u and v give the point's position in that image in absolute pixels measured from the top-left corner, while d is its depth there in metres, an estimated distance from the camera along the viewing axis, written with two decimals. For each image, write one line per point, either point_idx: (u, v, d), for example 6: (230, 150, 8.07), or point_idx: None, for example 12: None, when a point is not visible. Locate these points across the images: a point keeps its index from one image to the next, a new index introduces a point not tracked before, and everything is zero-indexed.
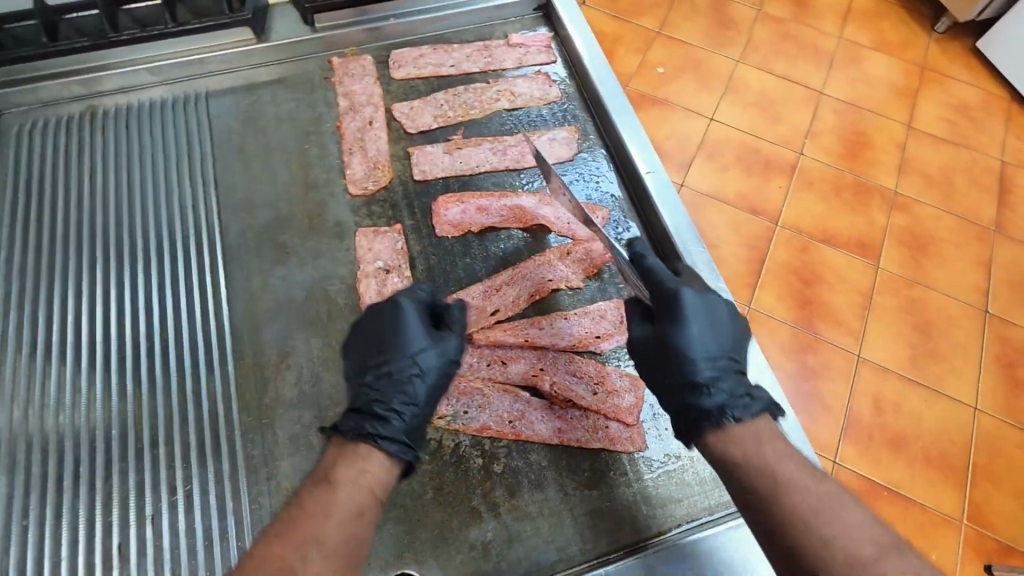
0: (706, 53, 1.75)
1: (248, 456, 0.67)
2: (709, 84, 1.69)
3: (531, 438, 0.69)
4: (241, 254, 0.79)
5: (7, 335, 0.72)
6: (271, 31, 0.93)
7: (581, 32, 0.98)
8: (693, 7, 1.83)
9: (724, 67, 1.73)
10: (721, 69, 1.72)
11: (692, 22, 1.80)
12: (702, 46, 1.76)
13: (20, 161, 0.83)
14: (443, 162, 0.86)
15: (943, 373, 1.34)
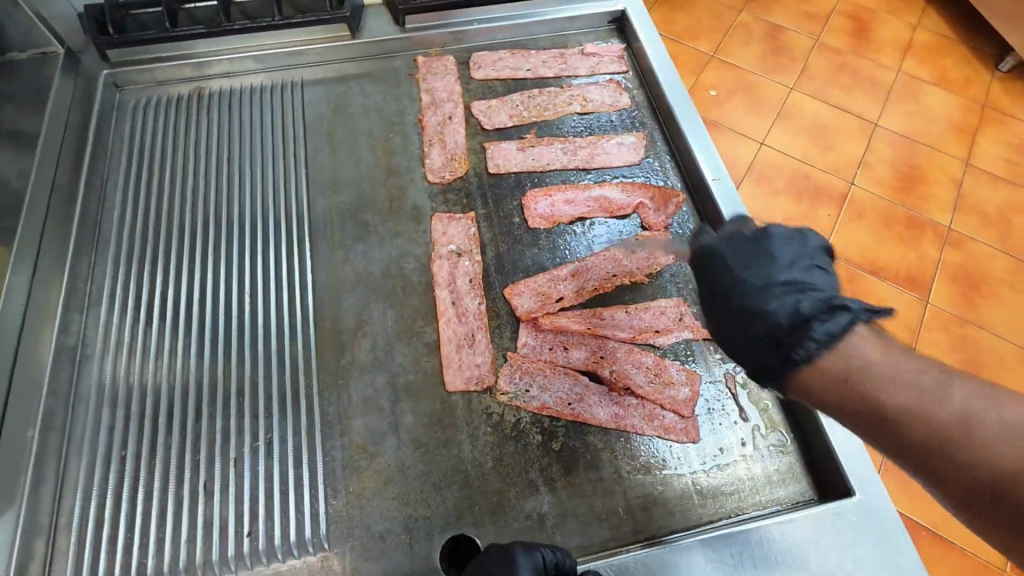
0: (761, 78, 1.77)
1: (325, 413, 0.72)
2: (762, 108, 1.71)
3: (589, 421, 0.72)
4: (327, 229, 0.85)
5: (116, 285, 0.79)
6: (364, 28, 1.00)
7: (653, 45, 1.02)
8: (750, 33, 1.86)
9: (779, 93, 1.75)
10: (776, 95, 1.74)
11: (748, 47, 1.83)
12: (758, 71, 1.78)
13: (135, 132, 0.91)
14: (517, 158, 0.91)
15: None
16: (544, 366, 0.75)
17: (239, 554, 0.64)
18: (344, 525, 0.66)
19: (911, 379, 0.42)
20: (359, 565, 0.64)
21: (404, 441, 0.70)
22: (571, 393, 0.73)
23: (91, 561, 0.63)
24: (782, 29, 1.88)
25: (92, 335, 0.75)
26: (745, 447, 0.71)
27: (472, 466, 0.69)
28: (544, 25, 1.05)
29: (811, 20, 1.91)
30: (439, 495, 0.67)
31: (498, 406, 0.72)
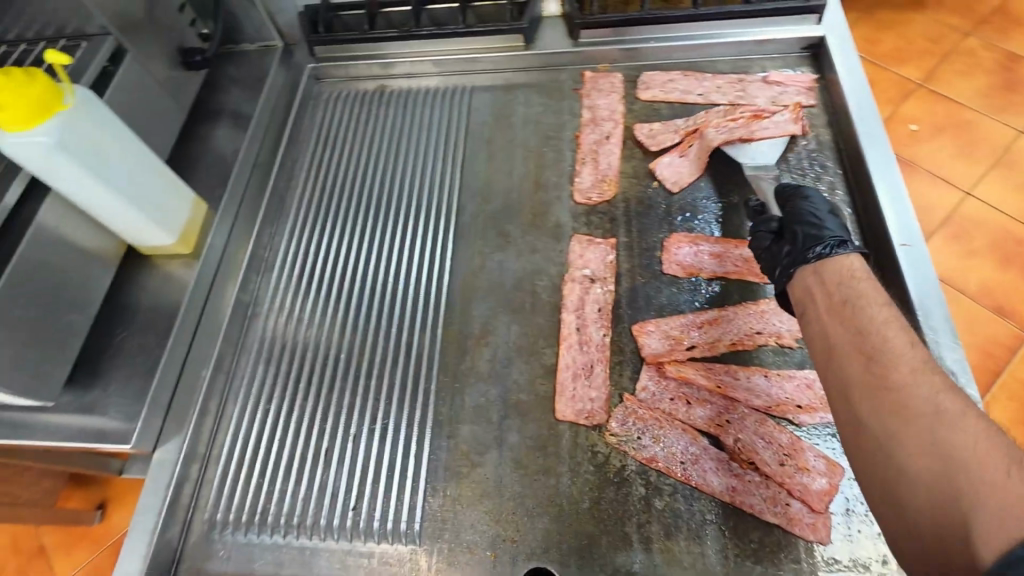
0: (979, 116, 1.49)
1: (439, 411, 0.75)
2: (976, 151, 1.44)
3: (700, 487, 0.66)
4: (470, 234, 0.88)
5: (288, 256, 0.90)
6: (538, 39, 1.02)
7: (852, 78, 0.90)
8: (974, 62, 1.57)
9: (1001, 135, 1.45)
10: (996, 137, 1.45)
11: (968, 78, 1.55)
12: (976, 107, 1.50)
13: (325, 121, 1.03)
14: (675, 165, 0.88)
15: None
16: (661, 416, 0.70)
17: (343, 526, 0.69)
18: (436, 525, 0.68)
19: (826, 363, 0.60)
20: (443, 568, 0.66)
21: (506, 457, 0.71)
22: (685, 452, 0.68)
23: (230, 496, 0.72)
24: (1019, 60, 1.56)
25: (263, 297, 0.86)
26: (885, 566, 0.61)
27: (568, 502, 0.67)
28: (726, 47, 0.98)
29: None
30: (530, 522, 0.67)
31: (604, 446, 0.70)
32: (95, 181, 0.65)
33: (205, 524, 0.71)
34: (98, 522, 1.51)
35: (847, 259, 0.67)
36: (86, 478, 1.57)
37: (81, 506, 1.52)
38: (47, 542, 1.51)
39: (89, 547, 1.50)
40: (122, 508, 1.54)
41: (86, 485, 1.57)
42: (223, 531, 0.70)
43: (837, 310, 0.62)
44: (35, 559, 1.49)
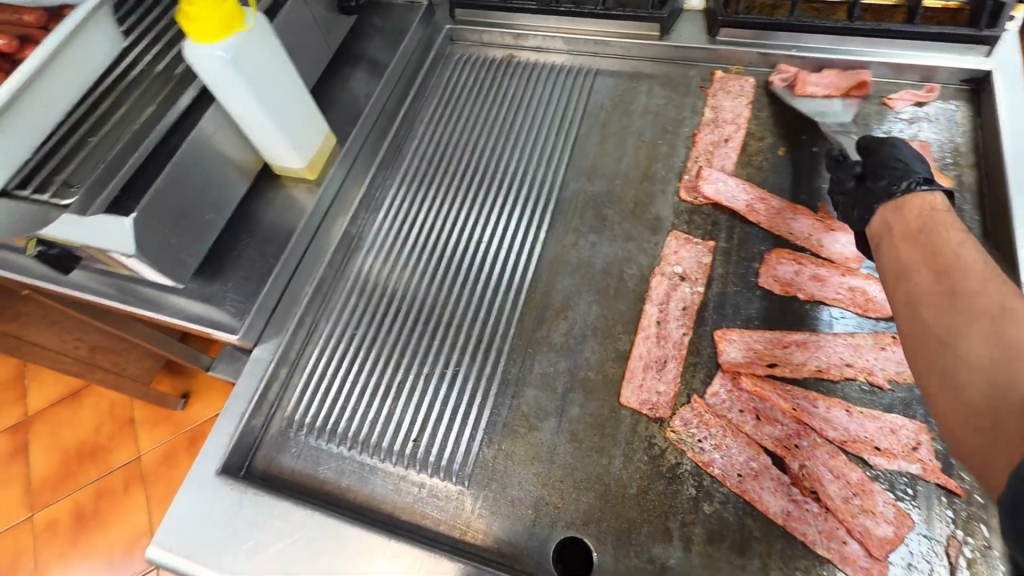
0: None
1: (507, 370, 0.78)
2: None
3: (754, 502, 0.65)
4: (568, 211, 0.90)
5: (397, 202, 0.96)
6: (674, 31, 1.01)
7: (1014, 117, 0.82)
8: None
9: None
10: None
11: None
12: None
13: (451, 83, 1.08)
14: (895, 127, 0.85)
15: None
16: (726, 424, 0.69)
17: (402, 452, 0.74)
18: (485, 474, 0.71)
19: None
20: (485, 514, 0.69)
21: (564, 428, 0.73)
22: (745, 465, 0.67)
23: (309, 403, 0.79)
24: None
25: (367, 235, 0.93)
26: None
27: (616, 483, 0.68)
28: (879, 66, 0.92)
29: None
30: (575, 493, 0.69)
31: (663, 440, 0.70)
32: (253, 100, 0.73)
33: (284, 422, 0.79)
34: (179, 408, 1.70)
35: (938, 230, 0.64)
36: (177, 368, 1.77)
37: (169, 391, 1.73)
38: (136, 416, 1.71)
39: (168, 430, 1.69)
40: (200, 402, 1.73)
41: (175, 374, 1.77)
42: (298, 432, 0.78)
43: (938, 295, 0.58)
44: (124, 428, 1.69)
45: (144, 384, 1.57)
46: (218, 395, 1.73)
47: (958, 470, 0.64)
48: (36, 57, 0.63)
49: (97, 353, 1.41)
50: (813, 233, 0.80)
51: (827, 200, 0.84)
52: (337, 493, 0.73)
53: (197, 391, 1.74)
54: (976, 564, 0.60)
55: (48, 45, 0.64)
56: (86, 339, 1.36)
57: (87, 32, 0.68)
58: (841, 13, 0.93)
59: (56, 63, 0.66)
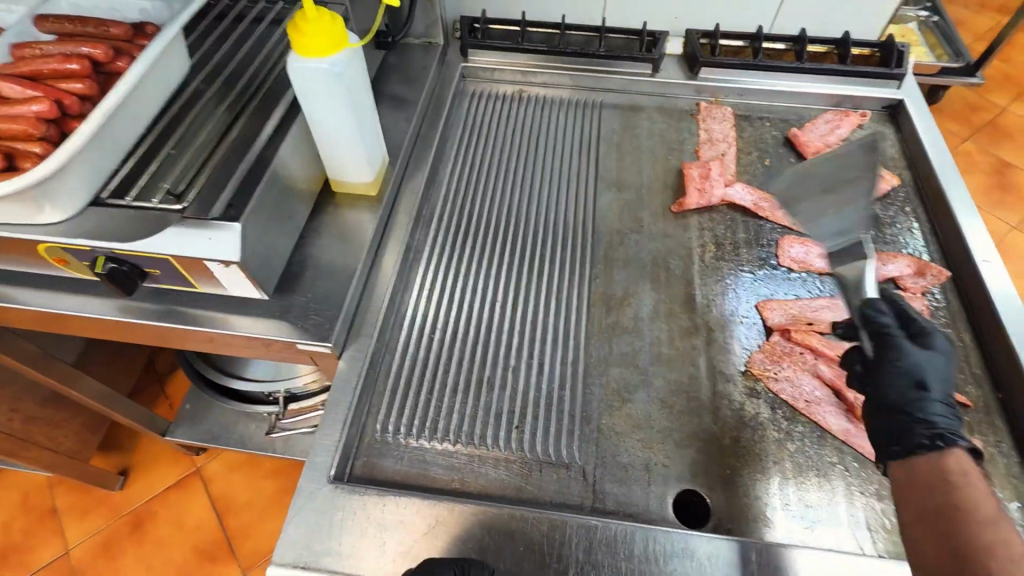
0: (977, 210, 1.97)
1: (589, 354, 0.85)
2: None
3: (822, 422, 0.77)
4: (607, 216, 1.01)
5: (444, 216, 1.01)
6: (661, 71, 1.20)
7: (927, 130, 1.08)
8: (969, 167, 2.09)
9: (995, 233, 1.93)
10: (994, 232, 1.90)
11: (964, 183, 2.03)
12: (979, 203, 2.00)
13: (471, 113, 1.18)
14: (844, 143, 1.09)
15: None
16: (794, 363, 0.82)
17: (508, 438, 0.77)
18: (594, 448, 0.77)
19: (977, 276, 0.89)
20: (604, 483, 0.74)
21: (653, 397, 0.80)
22: (811, 394, 0.80)
23: (401, 406, 0.80)
24: (1009, 167, 2.09)
25: (423, 247, 0.97)
26: None
27: (711, 437, 0.77)
28: (823, 97, 1.16)
29: (1006, 202, 2.00)
30: (679, 452, 0.76)
31: (740, 396, 0.80)
32: (349, 114, 0.77)
33: (380, 427, 0.78)
34: (118, 488, 1.54)
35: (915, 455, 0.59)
36: (112, 444, 1.61)
37: (105, 469, 1.56)
38: (59, 504, 1.53)
39: (103, 516, 1.52)
40: (143, 480, 1.57)
41: (110, 450, 1.61)
42: (398, 435, 0.77)
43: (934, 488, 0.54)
44: (44, 520, 1.51)
45: (80, 461, 1.40)
46: (164, 468, 1.59)
47: (963, 386, 0.81)
48: (131, 76, 0.66)
49: (34, 424, 1.26)
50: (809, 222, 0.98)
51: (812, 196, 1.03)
52: (452, 486, 0.74)
53: (139, 468, 1.58)
54: (996, 456, 0.76)
55: (143, 63, 0.67)
56: (24, 409, 1.22)
57: (170, 49, 0.72)
58: (787, 57, 1.19)
59: (146, 78, 0.68)
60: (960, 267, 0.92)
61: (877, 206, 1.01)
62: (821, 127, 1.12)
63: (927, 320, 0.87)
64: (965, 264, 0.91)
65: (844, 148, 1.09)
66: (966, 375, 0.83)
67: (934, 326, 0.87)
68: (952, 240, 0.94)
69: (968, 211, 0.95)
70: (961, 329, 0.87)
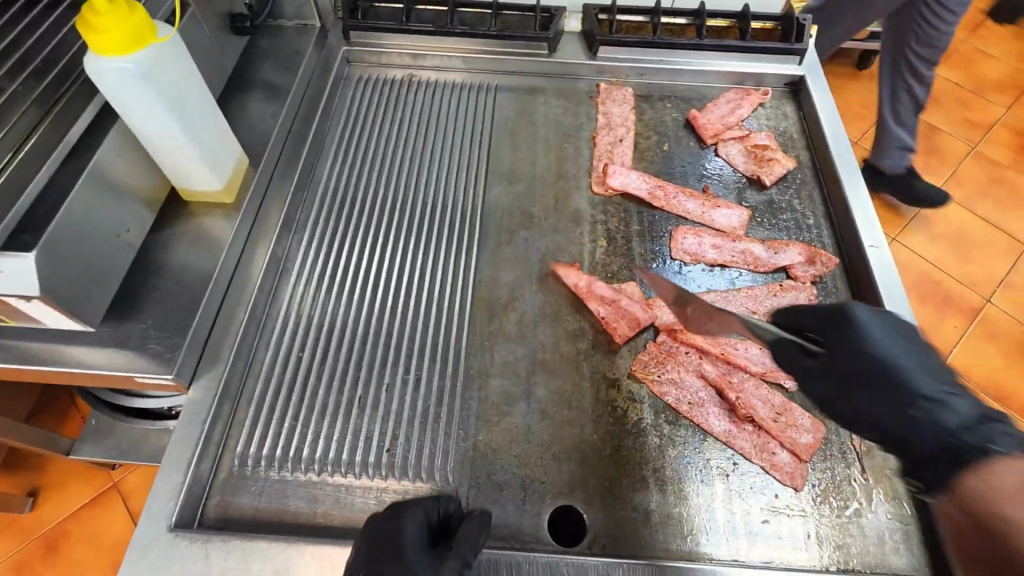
0: None
1: (469, 365, 0.80)
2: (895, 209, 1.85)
3: (703, 424, 0.76)
4: (497, 212, 0.95)
5: (320, 222, 0.93)
6: (559, 50, 1.13)
7: (825, 108, 1.05)
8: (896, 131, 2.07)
9: None
10: None
11: None
12: None
13: (356, 102, 1.09)
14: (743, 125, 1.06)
15: None
16: (679, 363, 0.80)
17: (378, 463, 0.72)
18: (468, 468, 0.72)
19: (864, 262, 0.87)
20: (477, 506, 0.70)
21: (533, 409, 0.77)
22: (694, 396, 0.78)
23: (261, 435, 0.74)
24: (937, 130, 2.07)
25: (294, 256, 0.89)
26: (860, 507, 0.71)
27: (591, 448, 0.74)
28: (726, 75, 1.12)
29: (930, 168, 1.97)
30: (557, 466, 0.73)
31: (622, 402, 0.77)
32: (165, 113, 0.67)
33: (236, 460, 0.72)
34: (27, 511, 1.36)
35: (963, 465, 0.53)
36: (16, 462, 1.42)
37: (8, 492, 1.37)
38: None
39: (10, 541, 1.34)
40: (55, 499, 1.39)
41: (13, 469, 1.41)
42: (257, 469, 0.72)
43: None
44: None
45: None
46: (77, 485, 1.41)
47: None
48: None
49: None
50: (705, 210, 0.95)
51: (709, 183, 1.00)
52: (314, 521, 0.69)
53: (51, 485, 1.41)
54: (874, 449, 0.75)
55: None
56: None
57: None
58: (690, 33, 1.13)
59: None
60: (847, 253, 0.91)
61: (773, 191, 0.99)
62: (722, 106, 1.08)
63: (815, 310, 0.86)
64: (853, 250, 0.90)
65: (744, 129, 1.05)
66: None
67: None
68: (844, 225, 0.92)
69: (859, 194, 0.93)
70: None
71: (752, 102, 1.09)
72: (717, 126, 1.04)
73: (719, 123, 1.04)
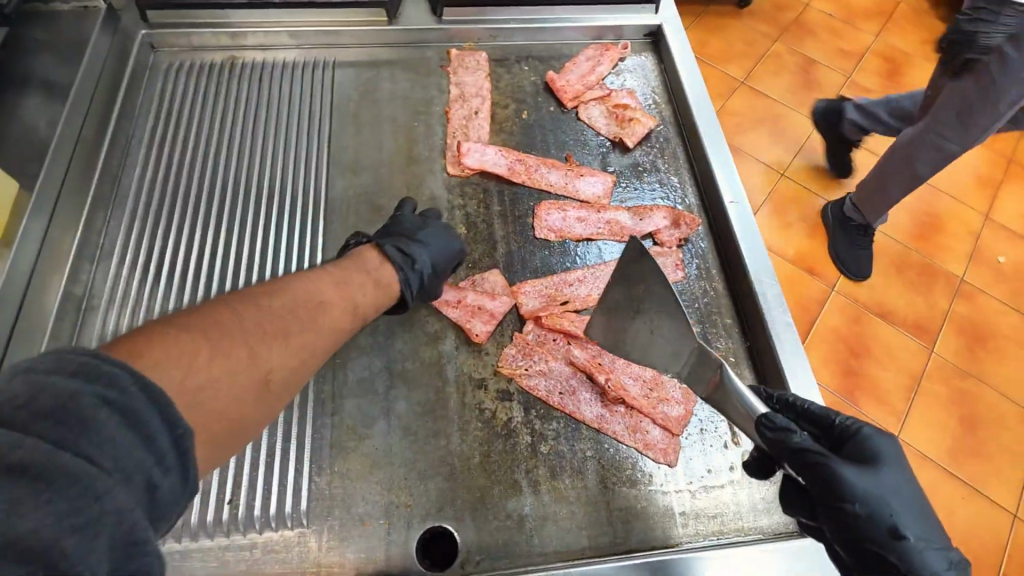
0: None
1: (319, 387, 0.72)
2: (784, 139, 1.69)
3: (574, 414, 0.72)
4: (343, 208, 0.86)
5: (129, 243, 0.80)
6: (400, 15, 1.01)
7: (683, 58, 1.01)
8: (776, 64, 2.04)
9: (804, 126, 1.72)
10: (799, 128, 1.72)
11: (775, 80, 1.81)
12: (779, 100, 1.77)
13: (166, 94, 0.93)
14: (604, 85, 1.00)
15: (994, 447, 1.29)
16: (546, 351, 0.76)
17: (218, 519, 0.63)
18: (324, 504, 0.65)
19: (725, 220, 0.85)
20: (336, 545, 0.64)
21: (394, 427, 0.70)
22: (564, 385, 0.74)
23: None
24: None
25: (100, 288, 0.76)
26: (733, 473, 0.71)
27: (459, 459, 0.69)
28: (583, 30, 1.05)
29: None
30: (423, 485, 0.67)
31: (490, 402, 0.72)
32: None
33: None
34: None
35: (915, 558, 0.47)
36: None
37: None
38: None
39: None
40: None
41: None
42: None
43: None
44: None
45: None
46: None
47: (715, 341, 0.79)
48: None
49: None
50: (568, 180, 0.90)
51: (572, 150, 0.94)
52: None
53: None
54: None
55: None
56: None
57: None
58: None
59: None
60: (711, 211, 0.89)
61: (637, 152, 0.94)
62: (581, 65, 1.01)
63: (683, 274, 0.83)
64: (715, 208, 0.88)
65: (604, 88, 0.99)
66: (718, 327, 0.80)
67: (689, 280, 0.83)
68: (706, 183, 0.90)
69: (718, 149, 0.91)
70: (714, 278, 0.84)
71: (611, 58, 1.03)
72: (576, 87, 0.97)
73: (578, 83, 0.98)
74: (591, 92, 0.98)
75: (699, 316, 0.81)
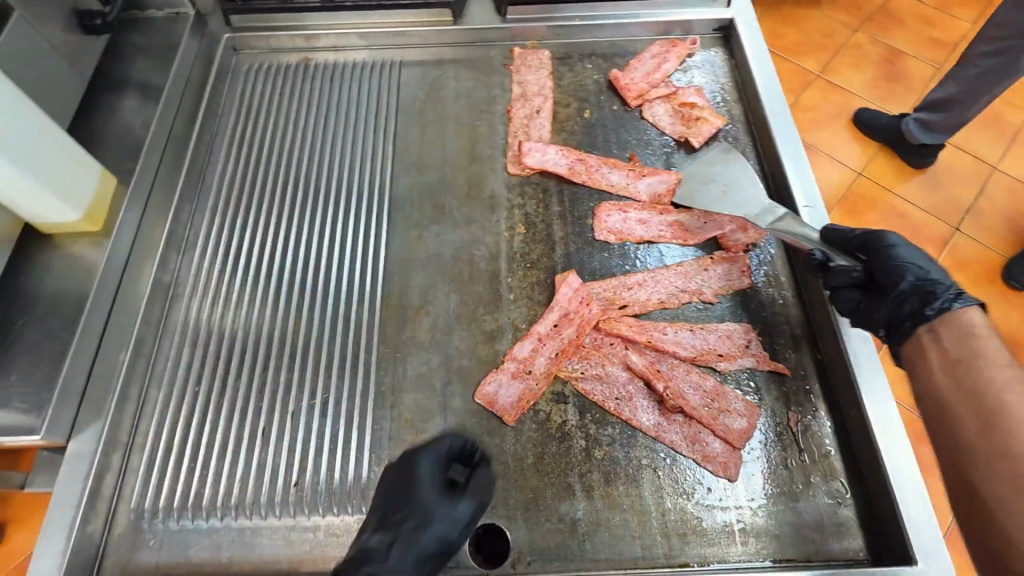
0: None
1: (380, 381, 0.74)
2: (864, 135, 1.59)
3: (630, 420, 0.71)
4: (406, 205, 0.88)
5: (210, 237, 0.85)
6: (466, 15, 1.02)
7: (757, 53, 0.97)
8: None
9: None
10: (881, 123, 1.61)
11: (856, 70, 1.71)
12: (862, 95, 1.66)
13: (246, 95, 0.98)
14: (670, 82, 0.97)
15: None
16: (602, 355, 0.76)
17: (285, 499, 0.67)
18: None
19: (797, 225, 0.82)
20: None
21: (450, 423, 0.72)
22: (621, 390, 0.73)
23: (157, 484, 0.68)
24: None
25: (185, 278, 0.82)
26: (797, 492, 0.68)
27: (513, 458, 0.70)
28: (649, 27, 1.02)
29: None
30: None
31: (545, 404, 0.73)
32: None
33: (131, 514, 0.67)
34: None
35: (967, 314, 0.62)
36: None
37: None
38: None
39: None
40: None
41: None
42: (153, 520, 0.67)
43: (955, 368, 0.59)
44: None
45: None
46: None
47: (782, 353, 0.76)
48: None
49: None
50: (630, 181, 0.88)
51: (634, 150, 0.92)
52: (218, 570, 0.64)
53: None
54: (811, 426, 0.71)
55: None
56: None
57: None
58: None
59: None
60: None
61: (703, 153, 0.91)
62: (646, 62, 0.98)
63: (748, 281, 0.80)
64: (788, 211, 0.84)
65: (670, 86, 0.97)
66: (785, 338, 0.77)
67: (755, 287, 0.80)
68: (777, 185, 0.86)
69: (791, 150, 0.87)
70: (783, 284, 0.81)
71: (678, 54, 1.00)
72: (639, 84, 0.95)
73: (642, 81, 0.96)
74: (655, 89, 0.95)
75: (766, 326, 0.78)
